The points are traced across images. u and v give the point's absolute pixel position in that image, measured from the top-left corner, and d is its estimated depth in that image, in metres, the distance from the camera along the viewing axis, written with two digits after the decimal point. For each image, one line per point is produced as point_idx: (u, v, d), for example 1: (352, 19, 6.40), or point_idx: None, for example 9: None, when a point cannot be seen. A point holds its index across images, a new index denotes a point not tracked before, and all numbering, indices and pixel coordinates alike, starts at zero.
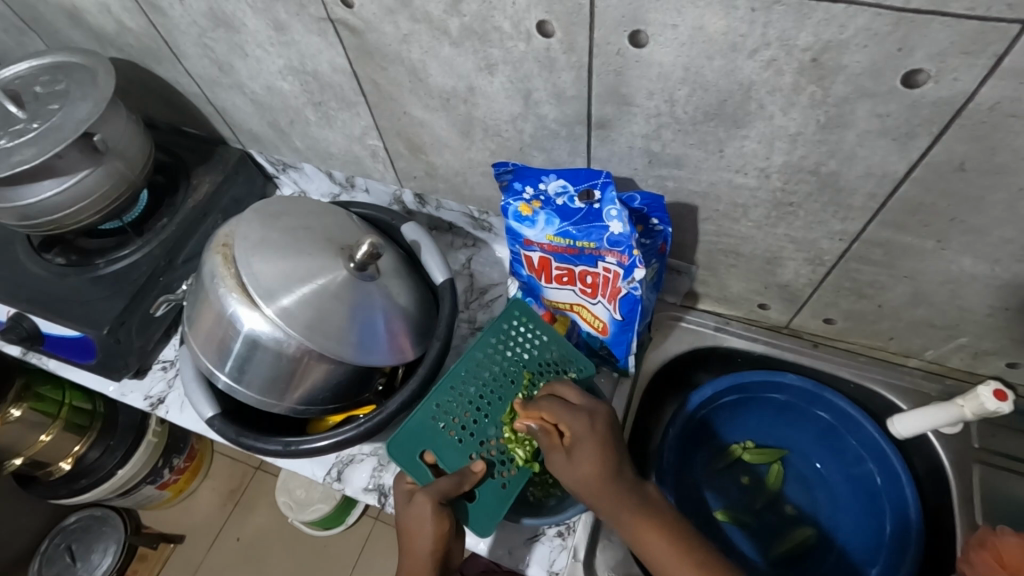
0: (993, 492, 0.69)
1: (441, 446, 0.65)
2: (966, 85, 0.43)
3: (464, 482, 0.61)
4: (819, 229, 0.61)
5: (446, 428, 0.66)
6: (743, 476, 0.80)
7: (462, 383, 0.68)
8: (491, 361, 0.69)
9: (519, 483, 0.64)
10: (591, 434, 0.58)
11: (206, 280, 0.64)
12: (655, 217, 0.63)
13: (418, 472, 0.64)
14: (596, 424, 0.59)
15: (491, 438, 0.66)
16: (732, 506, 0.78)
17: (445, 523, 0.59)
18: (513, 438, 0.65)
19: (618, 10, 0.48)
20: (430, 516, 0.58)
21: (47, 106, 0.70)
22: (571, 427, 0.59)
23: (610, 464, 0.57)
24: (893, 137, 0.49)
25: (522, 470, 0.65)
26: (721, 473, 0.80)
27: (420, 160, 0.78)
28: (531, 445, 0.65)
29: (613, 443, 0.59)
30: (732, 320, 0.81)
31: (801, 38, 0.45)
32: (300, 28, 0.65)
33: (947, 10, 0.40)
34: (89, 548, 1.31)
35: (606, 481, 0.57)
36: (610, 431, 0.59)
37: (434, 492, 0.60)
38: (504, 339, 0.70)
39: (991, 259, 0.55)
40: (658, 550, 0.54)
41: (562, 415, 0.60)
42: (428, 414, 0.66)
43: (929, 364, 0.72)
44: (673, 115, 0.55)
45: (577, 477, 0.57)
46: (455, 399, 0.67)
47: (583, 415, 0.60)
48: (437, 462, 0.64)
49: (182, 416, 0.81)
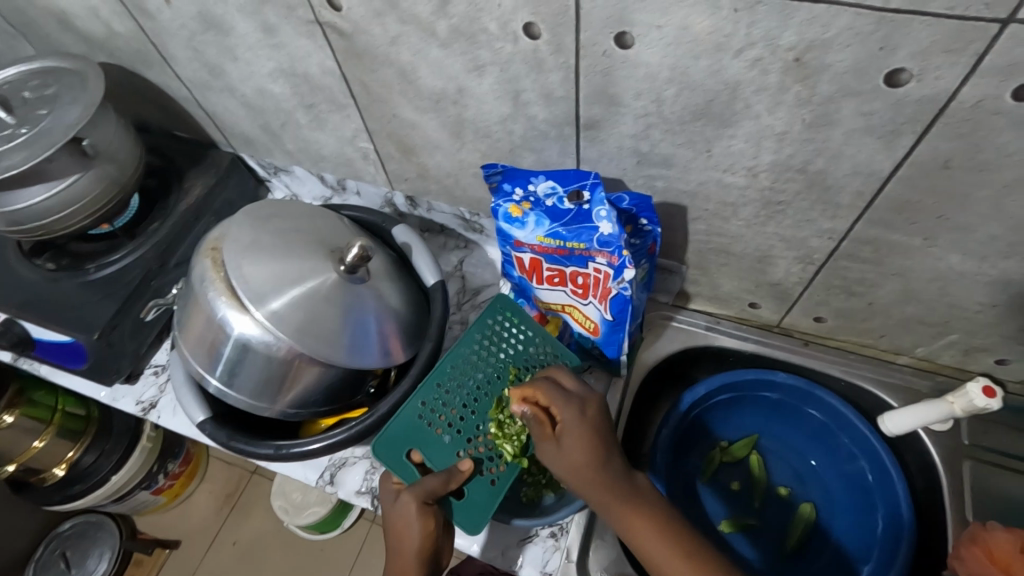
0: (984, 488, 0.69)
1: (429, 443, 0.65)
2: (948, 84, 0.43)
3: (451, 481, 0.61)
4: (808, 228, 0.61)
5: (433, 426, 0.66)
6: (736, 481, 0.79)
7: (450, 380, 0.68)
8: (481, 358, 0.69)
9: (509, 479, 0.65)
10: (580, 425, 0.58)
11: (195, 283, 0.63)
12: (644, 217, 0.63)
13: (405, 472, 0.63)
14: (587, 412, 0.59)
15: (480, 435, 0.66)
16: (728, 512, 0.78)
17: (430, 522, 0.59)
18: (500, 434, 0.65)
19: (604, 11, 0.48)
20: (415, 516, 0.59)
21: (36, 111, 0.70)
22: (561, 412, 0.59)
23: (599, 454, 0.57)
24: (877, 136, 0.49)
25: (511, 466, 0.65)
26: (713, 477, 0.80)
27: (411, 162, 0.78)
28: (519, 441, 0.65)
29: (603, 431, 0.59)
30: (723, 319, 0.81)
31: (785, 38, 0.45)
32: (289, 31, 0.65)
33: (927, 10, 0.40)
34: (83, 555, 1.30)
35: (594, 469, 0.56)
36: (600, 418, 0.60)
37: (419, 491, 0.60)
38: (493, 336, 0.71)
39: (978, 256, 0.56)
40: (643, 536, 0.54)
41: (555, 401, 0.60)
42: (413, 413, 0.66)
43: (918, 361, 0.73)
44: (661, 115, 0.55)
45: (567, 465, 0.57)
46: (444, 396, 0.67)
47: (574, 403, 0.60)
48: (424, 460, 0.64)
49: (174, 421, 0.81)
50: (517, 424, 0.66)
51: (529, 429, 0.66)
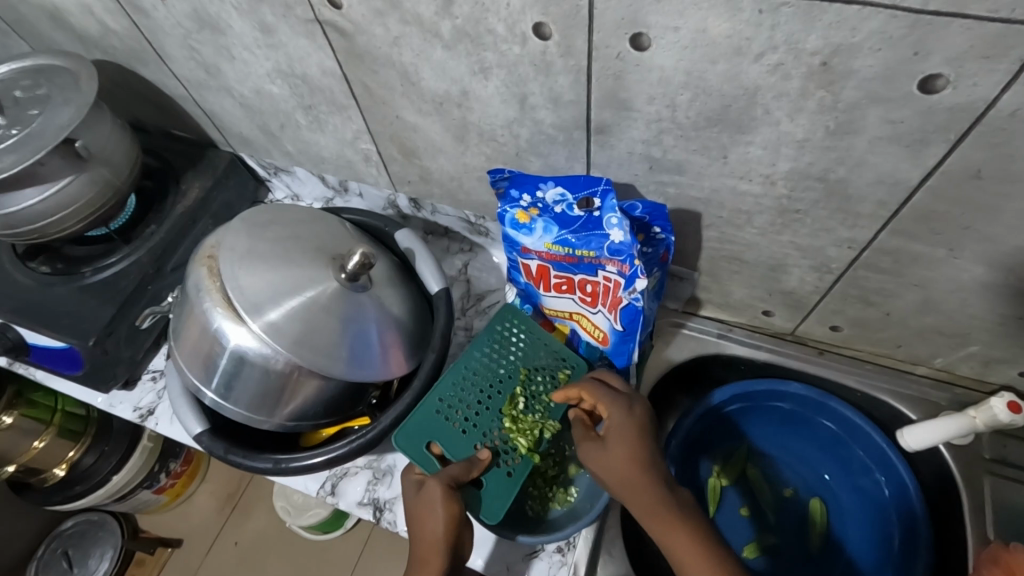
0: (1006, 505, 0.67)
1: (446, 436, 0.64)
2: (984, 91, 0.41)
3: (472, 468, 0.60)
4: (826, 237, 0.58)
5: (450, 421, 0.65)
6: (746, 505, 0.77)
7: (463, 382, 0.67)
8: (489, 362, 0.69)
9: (525, 471, 0.63)
10: (627, 423, 0.58)
11: (190, 292, 0.62)
12: (656, 225, 0.60)
13: (424, 462, 0.63)
14: (634, 412, 0.59)
15: (496, 429, 0.65)
16: (743, 538, 0.75)
17: (456, 507, 0.57)
18: (514, 427, 0.65)
19: (617, 11, 0.46)
20: (442, 499, 0.57)
21: (27, 111, 0.68)
22: (608, 409, 0.59)
23: (642, 453, 0.56)
24: (904, 144, 0.46)
25: (525, 459, 0.64)
26: (721, 501, 0.77)
27: (414, 165, 0.76)
28: (533, 434, 0.65)
29: (648, 430, 0.59)
30: (734, 327, 0.79)
31: (810, 42, 0.42)
32: (288, 30, 0.62)
33: (967, 13, 0.37)
34: (85, 554, 1.29)
35: (637, 467, 0.56)
36: (647, 419, 0.59)
37: (445, 476, 0.59)
38: (500, 341, 0.70)
39: (1004, 267, 0.53)
40: (679, 545, 0.52)
41: (603, 398, 0.60)
42: (432, 409, 0.65)
43: (936, 372, 0.70)
44: (674, 120, 0.53)
45: (609, 461, 0.57)
46: (458, 395, 0.67)
47: (621, 401, 0.60)
48: (444, 452, 0.64)
49: (172, 429, 0.79)
50: (529, 418, 0.66)
51: (542, 425, 0.65)
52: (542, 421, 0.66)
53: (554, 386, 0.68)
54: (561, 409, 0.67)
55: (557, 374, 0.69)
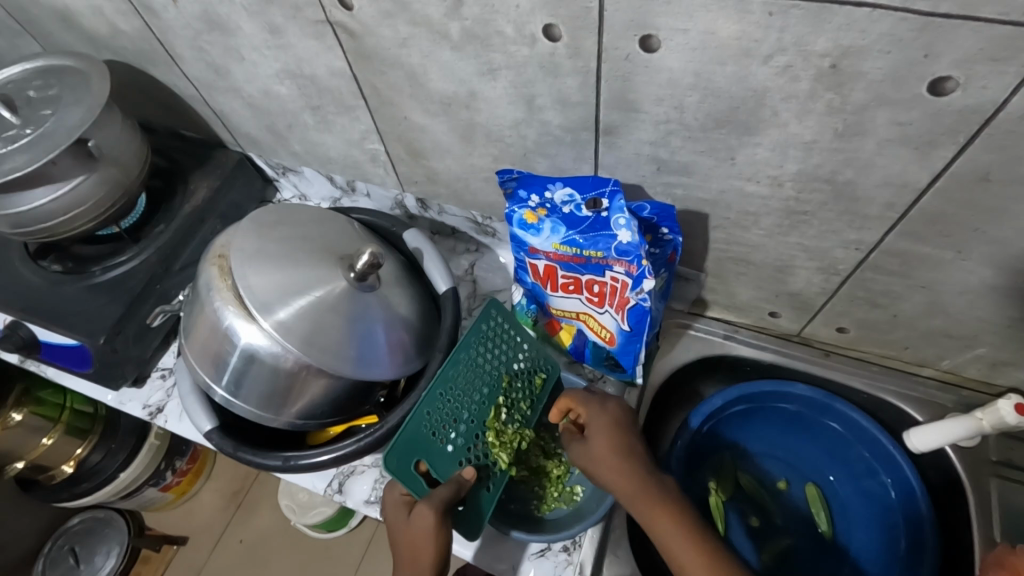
0: (1012, 507, 0.67)
1: (433, 453, 0.63)
2: (993, 93, 0.41)
3: (460, 490, 0.60)
4: (833, 239, 0.59)
5: (436, 437, 0.64)
6: (755, 515, 0.76)
7: (451, 388, 0.65)
8: (478, 362, 0.67)
9: (502, 484, 0.64)
10: (606, 417, 0.61)
11: (201, 291, 0.62)
12: (664, 226, 0.61)
13: (416, 485, 0.61)
14: (610, 407, 0.62)
15: (478, 443, 0.65)
16: (755, 549, 0.74)
17: (446, 534, 0.57)
18: (497, 442, 0.65)
19: (626, 13, 0.46)
20: (434, 526, 0.57)
21: (40, 111, 0.69)
22: (586, 408, 0.62)
23: (622, 444, 0.59)
24: (913, 146, 0.46)
25: (502, 474, 0.65)
26: (729, 512, 0.76)
27: (421, 165, 0.76)
28: (512, 448, 0.65)
29: (625, 422, 0.61)
30: (740, 328, 0.79)
31: (818, 44, 0.42)
32: (297, 31, 0.63)
33: (976, 15, 0.38)
34: (92, 551, 1.30)
35: (619, 457, 0.58)
36: (624, 413, 0.62)
37: (435, 501, 0.58)
38: (487, 340, 0.68)
39: (1012, 269, 0.53)
40: (669, 535, 0.53)
41: (582, 399, 0.63)
42: (419, 422, 0.63)
43: (943, 374, 0.70)
44: (682, 121, 0.53)
45: (594, 455, 0.59)
46: (446, 405, 0.65)
47: (598, 400, 0.63)
48: (430, 470, 0.63)
49: (181, 426, 0.80)
50: (510, 431, 0.66)
51: (520, 436, 0.66)
52: (521, 431, 0.67)
53: (532, 392, 0.69)
54: (535, 416, 0.69)
55: (534, 378, 0.69)
